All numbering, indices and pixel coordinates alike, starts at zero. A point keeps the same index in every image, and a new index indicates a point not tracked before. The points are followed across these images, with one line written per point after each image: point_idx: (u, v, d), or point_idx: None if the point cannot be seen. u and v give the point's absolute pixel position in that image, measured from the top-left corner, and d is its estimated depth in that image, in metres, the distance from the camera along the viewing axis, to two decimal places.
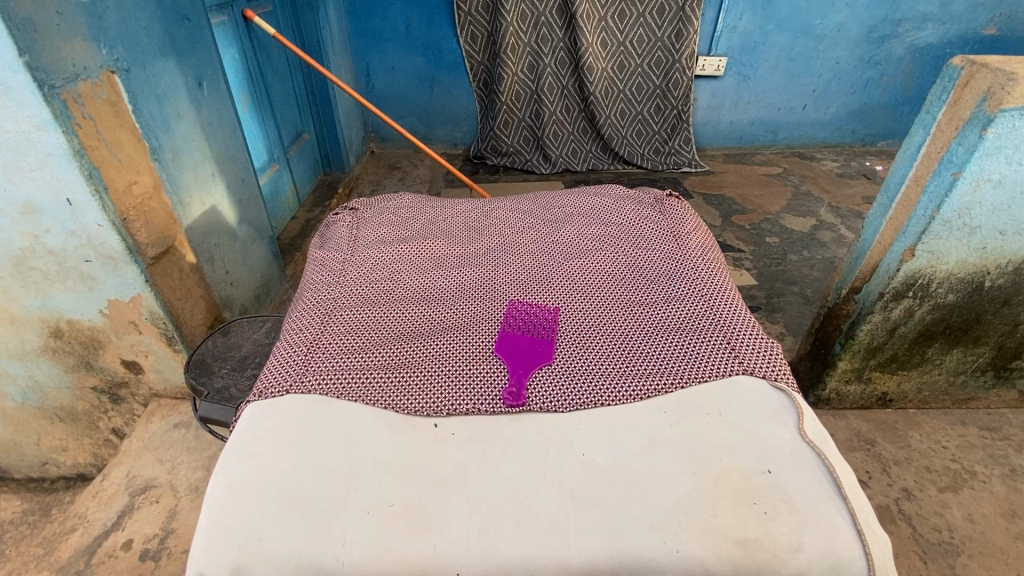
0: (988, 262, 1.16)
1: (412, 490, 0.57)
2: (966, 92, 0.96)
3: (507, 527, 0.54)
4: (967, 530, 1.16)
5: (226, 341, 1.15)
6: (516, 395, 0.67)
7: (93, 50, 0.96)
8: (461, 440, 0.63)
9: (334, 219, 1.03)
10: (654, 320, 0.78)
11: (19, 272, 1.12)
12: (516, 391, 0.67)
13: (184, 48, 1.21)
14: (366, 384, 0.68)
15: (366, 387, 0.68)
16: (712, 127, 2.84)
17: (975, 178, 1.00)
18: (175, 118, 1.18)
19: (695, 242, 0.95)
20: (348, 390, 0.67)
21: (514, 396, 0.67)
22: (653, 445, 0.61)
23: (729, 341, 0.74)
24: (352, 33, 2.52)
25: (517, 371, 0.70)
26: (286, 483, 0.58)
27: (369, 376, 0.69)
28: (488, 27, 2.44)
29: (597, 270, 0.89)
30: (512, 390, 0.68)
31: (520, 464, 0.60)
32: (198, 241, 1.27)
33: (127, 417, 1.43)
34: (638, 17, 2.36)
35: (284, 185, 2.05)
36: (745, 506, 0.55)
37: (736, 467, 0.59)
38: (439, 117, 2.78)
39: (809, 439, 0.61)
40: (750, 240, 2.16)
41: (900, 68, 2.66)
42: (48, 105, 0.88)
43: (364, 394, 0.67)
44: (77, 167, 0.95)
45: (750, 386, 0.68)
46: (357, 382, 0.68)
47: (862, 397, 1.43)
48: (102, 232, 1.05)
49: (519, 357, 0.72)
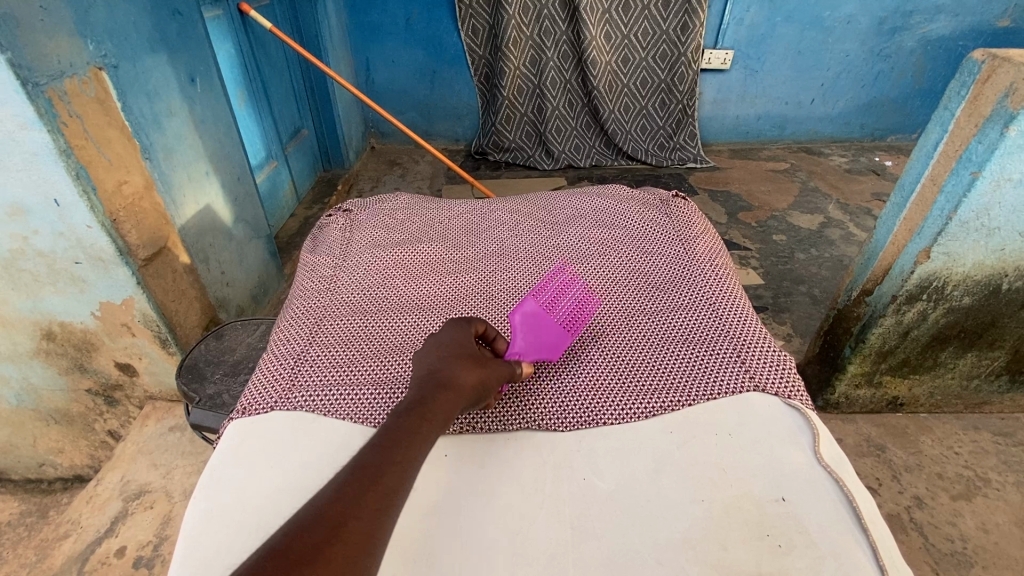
0: (1006, 265, 1.11)
1: (400, 520, 0.55)
2: (986, 88, 0.92)
3: (499, 561, 0.51)
4: (980, 540, 1.13)
5: (219, 345, 1.12)
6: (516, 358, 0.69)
7: (78, 45, 0.92)
8: (453, 462, 0.60)
9: (327, 220, 1.00)
10: (659, 332, 0.75)
11: (10, 274, 1.10)
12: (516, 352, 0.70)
13: (176, 44, 1.18)
14: (354, 401, 0.65)
15: (354, 405, 0.65)
16: (718, 122, 2.79)
17: (994, 178, 0.96)
18: (166, 116, 1.15)
19: (703, 247, 0.92)
20: (337, 408, 0.65)
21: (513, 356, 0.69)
22: (659, 469, 0.59)
23: (739, 355, 0.70)
24: (351, 27, 2.48)
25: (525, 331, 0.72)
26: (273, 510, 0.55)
27: (360, 392, 0.66)
28: (490, 20, 2.39)
29: (599, 277, 0.86)
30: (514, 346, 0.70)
31: (515, 489, 0.57)
32: (192, 241, 1.25)
33: (122, 419, 1.41)
34: (643, 10, 2.30)
35: (282, 183, 2.01)
36: (759, 539, 0.52)
37: (749, 494, 0.56)
38: (440, 112, 2.74)
39: (824, 462, 0.58)
40: (756, 238, 2.11)
41: (910, 60, 2.60)
42: (31, 104, 0.85)
43: (351, 413, 0.64)
44: (64, 167, 0.92)
45: (762, 405, 0.65)
46: (346, 399, 0.65)
47: (872, 401, 1.39)
48: (92, 234, 1.01)
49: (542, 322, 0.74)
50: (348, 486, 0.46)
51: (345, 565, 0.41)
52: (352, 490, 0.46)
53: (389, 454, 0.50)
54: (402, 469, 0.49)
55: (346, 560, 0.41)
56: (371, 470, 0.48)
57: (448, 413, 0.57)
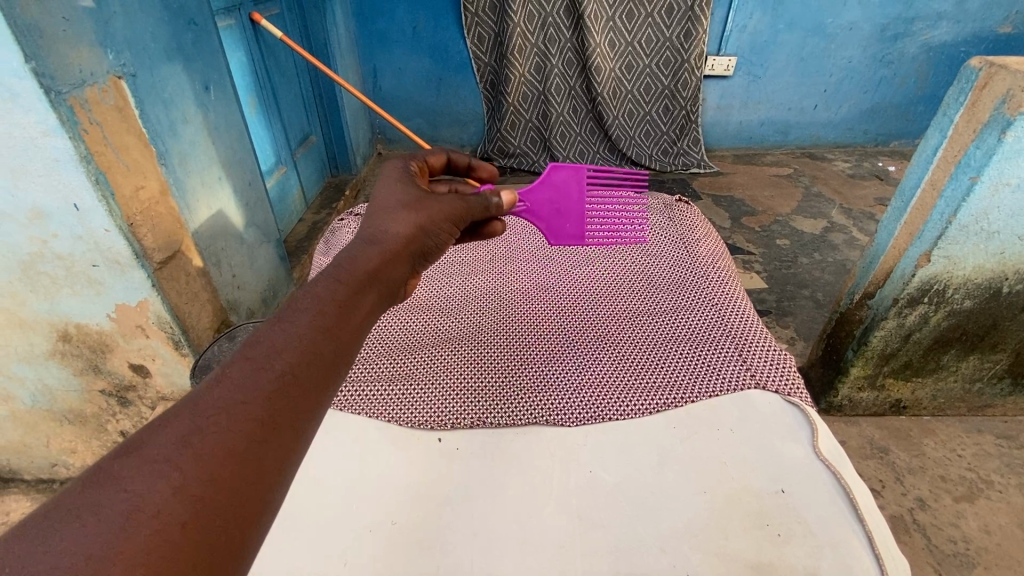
0: (1006, 269, 1.13)
1: (413, 509, 0.63)
2: (984, 95, 0.94)
3: (511, 548, 0.59)
4: (983, 541, 1.13)
5: (232, 346, 1.14)
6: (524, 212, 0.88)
7: (99, 55, 0.95)
8: (466, 455, 0.69)
9: (338, 224, 1.05)
10: (662, 333, 0.82)
11: (28, 277, 1.11)
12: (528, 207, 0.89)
13: (191, 52, 1.21)
14: (383, 400, 0.75)
15: (382, 403, 0.74)
16: (721, 127, 2.81)
17: (992, 183, 0.98)
18: (181, 122, 1.18)
19: (705, 251, 1.00)
20: (368, 407, 0.74)
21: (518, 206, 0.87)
22: (664, 463, 0.66)
23: (740, 354, 0.77)
24: (358, 35, 2.52)
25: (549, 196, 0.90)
26: (310, 500, 0.64)
27: (388, 390, 0.76)
28: (495, 28, 2.43)
29: (603, 285, 0.94)
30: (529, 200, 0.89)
31: (526, 483, 0.65)
32: (204, 245, 1.28)
33: (135, 419, 1.43)
34: (647, 17, 2.34)
35: (292, 189, 2.05)
36: (758, 528, 0.59)
37: (748, 488, 0.63)
38: (446, 118, 2.78)
39: (823, 456, 0.65)
40: (759, 242, 2.13)
41: (913, 67, 2.62)
42: (54, 111, 0.87)
43: (380, 411, 0.73)
44: (83, 172, 0.94)
45: (763, 402, 0.72)
46: (376, 397, 0.75)
47: (874, 404, 1.40)
48: (110, 237, 1.03)
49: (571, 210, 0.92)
50: (229, 378, 0.40)
51: (210, 457, 0.36)
52: (230, 378, 0.40)
53: (282, 332, 0.45)
54: (300, 355, 0.44)
55: (215, 452, 0.36)
56: (257, 353, 0.42)
57: (377, 261, 0.57)
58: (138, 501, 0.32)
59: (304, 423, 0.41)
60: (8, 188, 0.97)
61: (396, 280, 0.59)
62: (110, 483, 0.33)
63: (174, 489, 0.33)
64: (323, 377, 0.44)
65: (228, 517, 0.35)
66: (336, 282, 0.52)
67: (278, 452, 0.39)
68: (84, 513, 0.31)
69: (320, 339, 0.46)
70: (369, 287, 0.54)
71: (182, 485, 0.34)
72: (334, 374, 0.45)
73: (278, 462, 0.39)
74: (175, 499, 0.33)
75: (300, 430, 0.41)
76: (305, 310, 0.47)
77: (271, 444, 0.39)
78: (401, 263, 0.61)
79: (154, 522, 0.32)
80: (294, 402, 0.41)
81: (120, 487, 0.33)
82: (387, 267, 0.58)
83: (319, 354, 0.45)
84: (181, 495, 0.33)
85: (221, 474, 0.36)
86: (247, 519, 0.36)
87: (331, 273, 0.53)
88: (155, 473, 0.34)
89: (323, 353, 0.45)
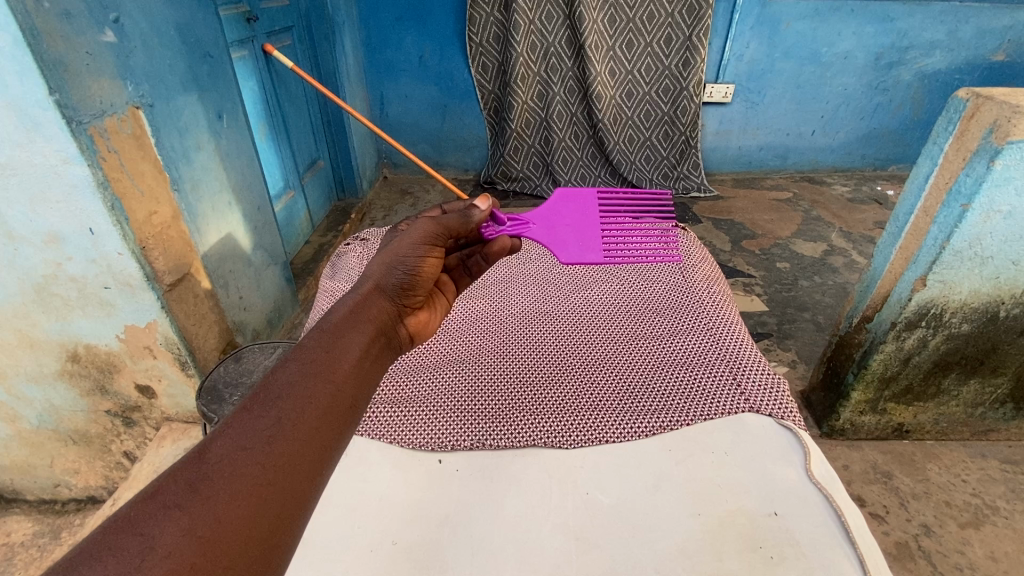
0: (1002, 293, 1.14)
1: (414, 531, 0.64)
2: (972, 125, 0.98)
3: (509, 566, 0.60)
4: (989, 568, 1.12)
5: (237, 368, 1.16)
6: (517, 227, 0.91)
7: (120, 87, 1.00)
8: (464, 476, 0.70)
9: (345, 248, 1.09)
10: (657, 356, 0.84)
11: (41, 298, 1.13)
12: (527, 223, 0.94)
13: (206, 83, 1.27)
14: (387, 420, 0.76)
15: (386, 424, 0.76)
16: (720, 152, 2.86)
17: (984, 210, 1.00)
18: (195, 150, 1.22)
19: (700, 276, 1.03)
20: (371, 428, 0.75)
21: (511, 223, 0.92)
22: (658, 485, 0.67)
23: (734, 378, 0.79)
24: (366, 65, 2.60)
25: (551, 216, 0.97)
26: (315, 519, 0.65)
27: (389, 412, 0.77)
28: (499, 57, 2.51)
29: (601, 307, 0.97)
30: (528, 216, 0.95)
31: (524, 504, 0.66)
32: (213, 267, 1.30)
33: (138, 440, 1.44)
34: (646, 47, 2.41)
35: (298, 211, 2.09)
36: (751, 550, 0.60)
37: (742, 509, 0.64)
38: (450, 144, 2.84)
39: (816, 479, 0.66)
40: (759, 265, 2.15)
41: (909, 93, 2.68)
42: (74, 140, 0.91)
43: (385, 432, 0.75)
44: (100, 199, 0.98)
45: (757, 425, 0.73)
46: (379, 419, 0.76)
47: (877, 428, 1.40)
48: (122, 260, 1.06)
49: (577, 226, 1.00)
50: (230, 434, 0.49)
51: (213, 503, 0.44)
52: (231, 434, 0.49)
53: (273, 392, 0.54)
54: (285, 411, 0.53)
55: (217, 498, 0.44)
56: (251, 411, 0.52)
57: (351, 306, 0.67)
58: (154, 543, 0.40)
59: (295, 474, 0.50)
60: (26, 214, 1.00)
61: (380, 314, 0.69)
62: (130, 528, 0.40)
63: (183, 532, 0.41)
64: (312, 431, 0.53)
65: (232, 556, 0.43)
66: (321, 331, 0.62)
67: (274, 499, 0.47)
68: (106, 553, 0.38)
69: (306, 398, 0.55)
70: (353, 330, 0.64)
71: (190, 529, 0.42)
72: (321, 429, 0.54)
73: (273, 511, 0.47)
74: (185, 540, 0.41)
75: (292, 479, 0.50)
76: (292, 369, 0.57)
77: (267, 492, 0.47)
78: (381, 298, 0.71)
79: (167, 561, 0.39)
80: (284, 455, 0.50)
81: (135, 531, 0.40)
82: (365, 306, 0.68)
83: (306, 412, 0.54)
84: (188, 537, 0.41)
85: (225, 520, 0.44)
86: (248, 558, 0.44)
87: (319, 325, 0.63)
88: (167, 518, 0.42)
89: (310, 410, 0.54)
